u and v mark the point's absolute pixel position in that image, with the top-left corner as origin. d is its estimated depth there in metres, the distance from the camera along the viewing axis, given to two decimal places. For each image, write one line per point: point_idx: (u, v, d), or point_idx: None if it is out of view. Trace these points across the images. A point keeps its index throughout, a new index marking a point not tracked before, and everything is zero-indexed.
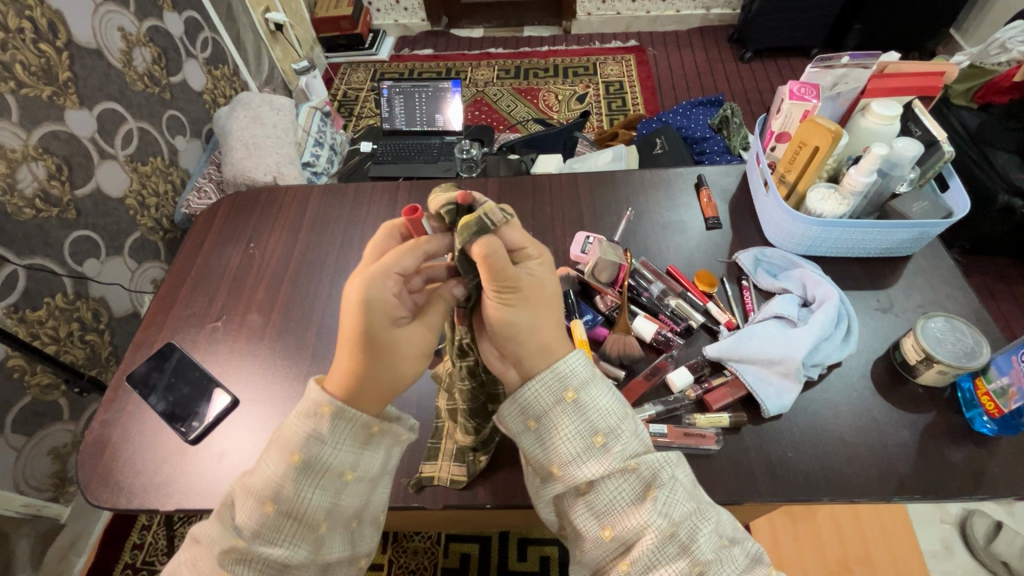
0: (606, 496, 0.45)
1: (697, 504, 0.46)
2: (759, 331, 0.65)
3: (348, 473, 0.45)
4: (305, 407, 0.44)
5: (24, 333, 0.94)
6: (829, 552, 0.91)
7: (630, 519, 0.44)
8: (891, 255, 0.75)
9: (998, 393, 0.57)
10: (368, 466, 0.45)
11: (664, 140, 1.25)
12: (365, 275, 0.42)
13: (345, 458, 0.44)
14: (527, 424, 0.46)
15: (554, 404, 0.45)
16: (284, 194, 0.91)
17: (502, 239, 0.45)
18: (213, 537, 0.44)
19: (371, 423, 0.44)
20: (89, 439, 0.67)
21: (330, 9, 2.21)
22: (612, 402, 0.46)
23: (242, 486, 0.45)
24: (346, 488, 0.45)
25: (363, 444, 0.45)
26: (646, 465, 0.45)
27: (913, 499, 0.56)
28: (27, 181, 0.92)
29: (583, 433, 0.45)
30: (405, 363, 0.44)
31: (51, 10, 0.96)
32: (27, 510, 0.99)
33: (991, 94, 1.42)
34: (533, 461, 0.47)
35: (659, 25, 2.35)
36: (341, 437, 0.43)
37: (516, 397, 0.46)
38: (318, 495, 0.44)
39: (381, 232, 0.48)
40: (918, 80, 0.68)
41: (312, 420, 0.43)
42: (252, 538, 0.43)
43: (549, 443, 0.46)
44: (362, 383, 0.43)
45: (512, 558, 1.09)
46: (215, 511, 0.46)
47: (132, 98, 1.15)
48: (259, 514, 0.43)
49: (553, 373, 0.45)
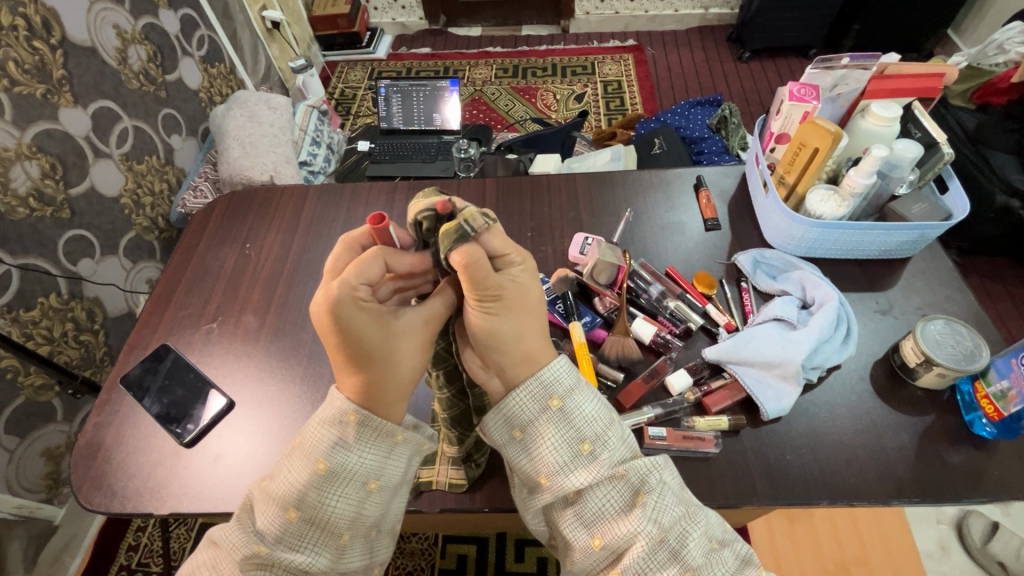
0: (595, 505, 0.44)
1: (687, 508, 0.45)
2: (759, 335, 0.65)
3: (372, 482, 0.44)
4: (330, 414, 0.43)
5: (18, 333, 0.93)
6: (827, 553, 0.91)
7: (619, 527, 0.43)
8: (890, 257, 0.75)
9: (998, 396, 0.57)
10: (392, 475, 0.45)
11: (662, 140, 1.25)
12: (330, 287, 0.40)
13: (370, 467, 0.44)
14: (513, 435, 0.46)
15: (539, 413, 0.45)
16: (280, 193, 0.90)
17: (484, 246, 0.43)
18: (234, 542, 0.43)
19: (396, 431, 0.44)
20: (81, 441, 0.66)
21: (328, 7, 2.21)
22: (597, 408, 0.46)
23: (263, 491, 0.45)
24: (370, 497, 0.44)
25: (388, 452, 0.44)
26: (635, 472, 0.44)
27: (912, 502, 0.56)
28: (21, 180, 0.91)
29: (569, 441, 0.45)
30: (406, 363, 0.43)
31: (45, 7, 0.95)
32: (21, 511, 0.98)
33: (988, 94, 1.41)
34: (521, 472, 0.47)
35: (658, 24, 2.35)
36: (365, 445, 0.43)
37: (500, 407, 0.45)
38: (342, 505, 0.43)
39: (339, 247, 0.44)
40: (917, 82, 0.68)
41: (338, 428, 0.43)
42: (274, 545, 0.43)
43: (535, 452, 0.45)
44: (368, 391, 0.42)
45: (510, 559, 1.08)
46: (235, 516, 0.46)
47: (127, 96, 1.14)
48: (282, 521, 0.43)
49: (537, 382, 0.45)
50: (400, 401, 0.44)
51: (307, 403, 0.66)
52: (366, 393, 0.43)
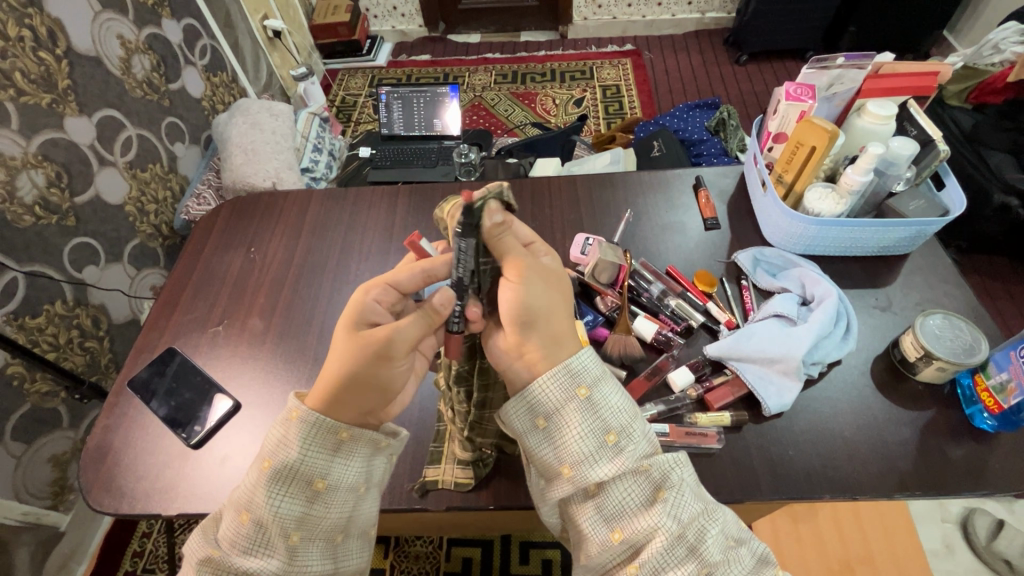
0: (616, 498, 0.45)
1: (705, 505, 0.46)
2: (760, 331, 0.65)
3: (319, 482, 0.46)
4: (281, 414, 0.47)
5: (24, 339, 0.94)
6: (831, 552, 0.91)
7: (640, 521, 0.44)
8: (885, 254, 0.75)
9: (997, 389, 0.57)
10: (340, 474, 0.46)
11: (661, 143, 1.26)
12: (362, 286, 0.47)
13: (314, 465, 0.45)
14: (536, 423, 0.47)
15: (565, 402, 0.46)
16: (284, 199, 0.91)
17: (516, 232, 0.47)
18: (195, 549, 0.47)
19: (339, 428, 0.45)
20: (90, 445, 0.67)
21: (328, 16, 2.23)
22: (622, 402, 0.47)
23: (229, 501, 0.48)
24: (318, 496, 0.46)
25: (334, 451, 0.46)
26: (657, 466, 0.45)
27: (914, 496, 0.56)
28: (27, 189, 0.92)
29: (595, 432, 0.45)
30: (356, 362, 0.43)
31: (50, 18, 0.96)
32: (26, 517, 0.99)
33: (985, 94, 1.43)
34: (540, 461, 0.47)
35: (655, 29, 2.37)
36: (308, 441, 0.45)
37: (526, 393, 0.46)
38: (289, 505, 0.45)
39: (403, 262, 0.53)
40: (912, 81, 0.69)
41: (282, 425, 0.46)
42: (229, 549, 0.45)
43: (558, 441, 0.46)
44: (321, 385, 0.45)
45: (514, 561, 1.08)
46: (203, 525, 0.49)
47: (132, 105, 1.15)
48: (236, 525, 0.46)
49: (565, 370, 0.46)
50: (346, 406, 0.45)
51: None
52: (319, 390, 0.45)
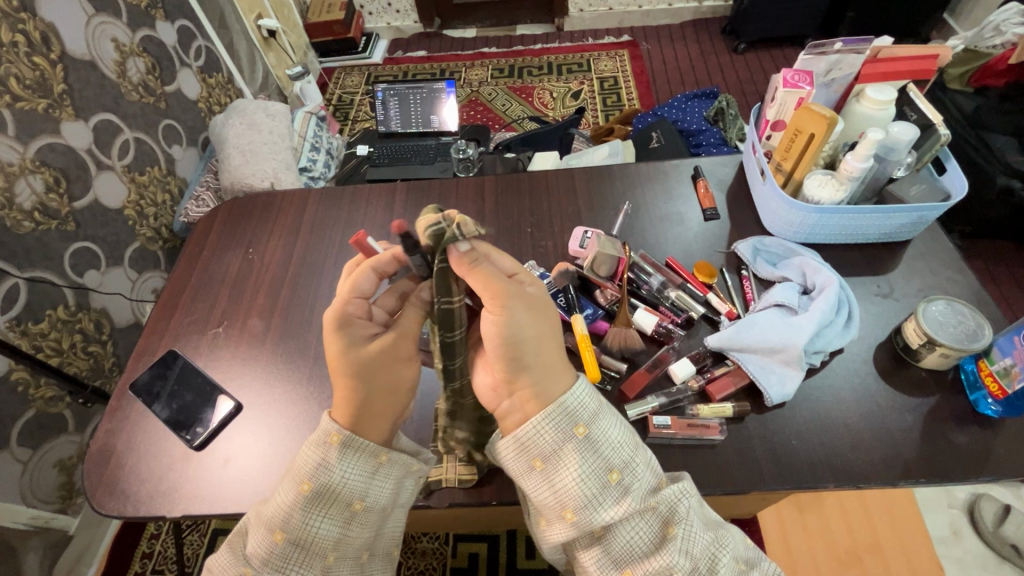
0: (625, 538, 0.45)
1: (713, 534, 0.47)
2: (761, 320, 0.65)
3: (357, 503, 0.46)
4: (316, 436, 0.46)
5: (27, 345, 0.94)
6: (837, 541, 0.96)
7: (651, 561, 0.44)
8: (887, 240, 0.75)
9: (1000, 374, 0.57)
10: (378, 496, 0.47)
11: (659, 134, 1.25)
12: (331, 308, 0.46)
13: (356, 488, 0.46)
14: (533, 464, 0.45)
15: (564, 442, 0.45)
16: (281, 199, 0.91)
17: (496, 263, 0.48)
18: (223, 566, 0.47)
19: (379, 451, 0.46)
20: (94, 447, 0.67)
21: (323, 14, 2.22)
22: (621, 436, 0.46)
23: (256, 517, 0.48)
24: (355, 518, 0.46)
25: (373, 473, 0.46)
26: (664, 502, 0.46)
27: (919, 483, 0.56)
28: (26, 195, 0.92)
29: (598, 472, 0.45)
30: (378, 378, 0.45)
31: (43, 22, 0.96)
32: (36, 521, 1.00)
33: (986, 76, 1.41)
34: (540, 503, 0.46)
35: (652, 19, 2.35)
36: (351, 466, 0.45)
37: (521, 436, 0.45)
38: (328, 525, 0.46)
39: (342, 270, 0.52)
40: (911, 64, 0.68)
41: (322, 449, 0.45)
42: (258, 566, 0.45)
43: (559, 485, 0.45)
44: (347, 405, 0.45)
45: (521, 554, 1.09)
46: (229, 541, 0.49)
47: (128, 108, 1.15)
48: (269, 543, 0.45)
49: (563, 409, 0.45)
50: (377, 425, 0.46)
51: (315, 403, 0.67)
52: (351, 411, 0.45)
